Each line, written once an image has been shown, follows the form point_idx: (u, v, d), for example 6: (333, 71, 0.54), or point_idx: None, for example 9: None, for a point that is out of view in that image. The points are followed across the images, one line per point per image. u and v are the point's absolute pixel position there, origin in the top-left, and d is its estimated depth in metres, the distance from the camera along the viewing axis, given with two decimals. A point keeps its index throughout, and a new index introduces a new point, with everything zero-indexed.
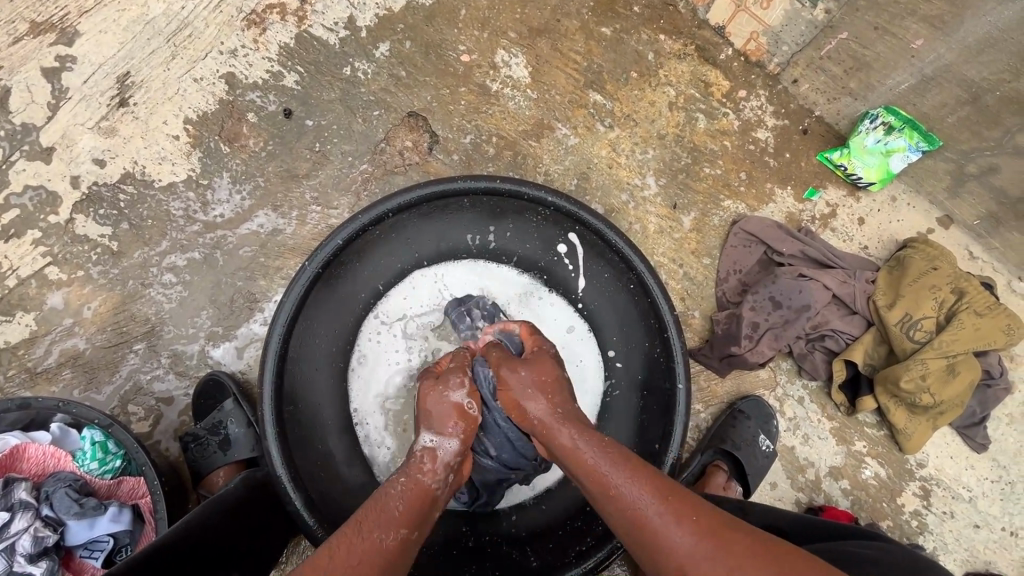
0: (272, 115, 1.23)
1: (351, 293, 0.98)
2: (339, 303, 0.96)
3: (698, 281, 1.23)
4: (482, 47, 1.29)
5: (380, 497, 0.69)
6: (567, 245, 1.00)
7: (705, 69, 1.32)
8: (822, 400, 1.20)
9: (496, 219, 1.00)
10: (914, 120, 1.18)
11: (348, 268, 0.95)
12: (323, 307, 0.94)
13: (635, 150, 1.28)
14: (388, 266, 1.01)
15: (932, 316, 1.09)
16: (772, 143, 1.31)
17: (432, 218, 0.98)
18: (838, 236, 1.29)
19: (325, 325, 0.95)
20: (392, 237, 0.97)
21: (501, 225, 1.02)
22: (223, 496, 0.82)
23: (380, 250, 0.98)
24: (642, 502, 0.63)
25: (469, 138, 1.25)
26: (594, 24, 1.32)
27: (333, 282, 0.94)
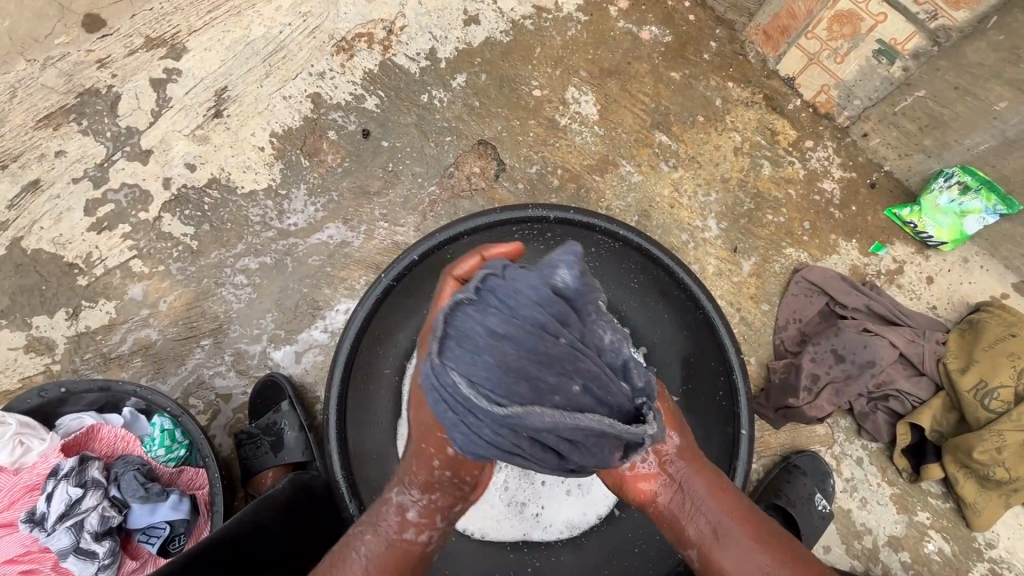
0: (351, 134, 1.30)
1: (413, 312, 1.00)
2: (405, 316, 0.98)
3: (755, 327, 1.21)
4: (554, 84, 1.35)
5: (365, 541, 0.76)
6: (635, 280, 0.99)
7: (772, 118, 1.34)
8: (883, 464, 1.14)
9: None
10: (992, 182, 1.16)
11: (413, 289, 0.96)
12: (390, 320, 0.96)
13: (697, 192, 1.29)
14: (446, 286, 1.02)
15: (1010, 385, 1.04)
16: (838, 195, 1.30)
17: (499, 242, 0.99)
18: (905, 293, 1.25)
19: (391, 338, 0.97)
20: None
21: None
22: (257, 521, 0.79)
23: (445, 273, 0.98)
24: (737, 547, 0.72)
25: (536, 169, 1.29)
26: (664, 68, 1.36)
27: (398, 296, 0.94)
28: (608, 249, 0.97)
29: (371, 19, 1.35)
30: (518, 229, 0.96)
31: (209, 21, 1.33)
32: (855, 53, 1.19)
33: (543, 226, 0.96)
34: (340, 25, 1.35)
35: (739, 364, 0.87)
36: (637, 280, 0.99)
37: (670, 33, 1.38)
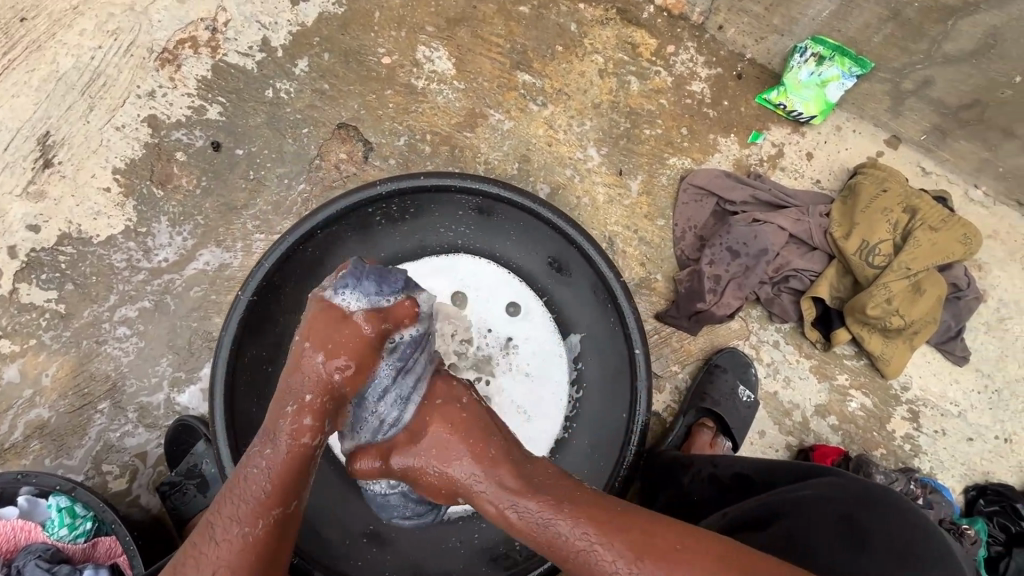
0: (201, 150, 1.21)
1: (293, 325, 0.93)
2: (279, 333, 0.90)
3: (655, 244, 1.22)
4: (401, 47, 1.28)
5: (242, 473, 0.63)
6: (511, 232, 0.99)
7: (630, 31, 1.31)
8: (798, 341, 1.18)
9: (436, 220, 0.99)
10: (842, 47, 1.18)
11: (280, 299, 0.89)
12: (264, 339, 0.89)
13: (572, 124, 1.27)
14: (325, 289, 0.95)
15: (889, 238, 1.08)
16: (708, 93, 1.30)
17: (364, 228, 0.95)
18: (788, 174, 1.27)
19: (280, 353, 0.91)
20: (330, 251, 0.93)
21: (436, 222, 1.00)
22: None
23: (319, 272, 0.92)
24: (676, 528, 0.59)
25: (404, 140, 1.24)
26: (511, 4, 1.31)
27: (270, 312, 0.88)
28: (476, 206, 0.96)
29: (189, 21, 1.24)
30: (376, 208, 0.92)
31: (8, 64, 1.20)
32: None
33: (403, 199, 0.93)
34: (157, 36, 1.23)
35: (621, 294, 0.89)
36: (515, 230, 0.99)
37: None
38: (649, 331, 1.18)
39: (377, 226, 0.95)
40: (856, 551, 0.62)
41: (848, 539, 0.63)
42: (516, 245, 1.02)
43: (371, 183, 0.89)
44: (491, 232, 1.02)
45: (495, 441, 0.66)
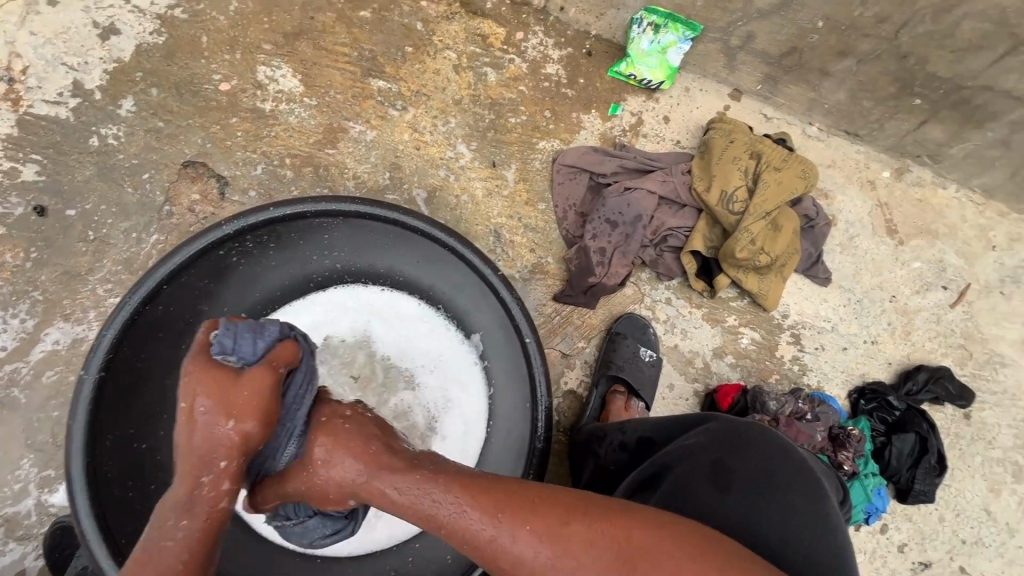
0: (24, 218, 1.07)
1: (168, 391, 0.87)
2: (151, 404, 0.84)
3: (541, 229, 1.24)
4: (238, 70, 1.20)
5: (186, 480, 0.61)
6: (387, 246, 0.98)
7: (477, 23, 1.31)
8: (687, 294, 1.26)
9: (307, 250, 0.96)
10: (673, 13, 1.25)
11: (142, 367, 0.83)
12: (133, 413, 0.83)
13: (436, 124, 1.25)
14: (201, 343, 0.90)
15: (742, 184, 1.17)
16: (564, 74, 1.33)
17: (224, 273, 0.89)
18: (651, 139, 1.34)
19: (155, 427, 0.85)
20: (190, 304, 0.87)
21: (306, 251, 0.96)
22: None
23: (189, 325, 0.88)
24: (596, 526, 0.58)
25: (261, 168, 1.16)
26: (350, 10, 1.27)
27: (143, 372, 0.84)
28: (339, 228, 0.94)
29: None
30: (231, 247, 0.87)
31: None
32: None
33: (257, 235, 0.88)
34: None
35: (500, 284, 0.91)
36: (390, 243, 0.97)
37: None
38: (551, 314, 1.20)
39: (237, 265, 0.90)
40: (722, 489, 0.69)
41: (717, 479, 0.70)
42: (395, 256, 1.00)
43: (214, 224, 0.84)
44: (365, 249, 0.99)
45: (377, 441, 0.68)
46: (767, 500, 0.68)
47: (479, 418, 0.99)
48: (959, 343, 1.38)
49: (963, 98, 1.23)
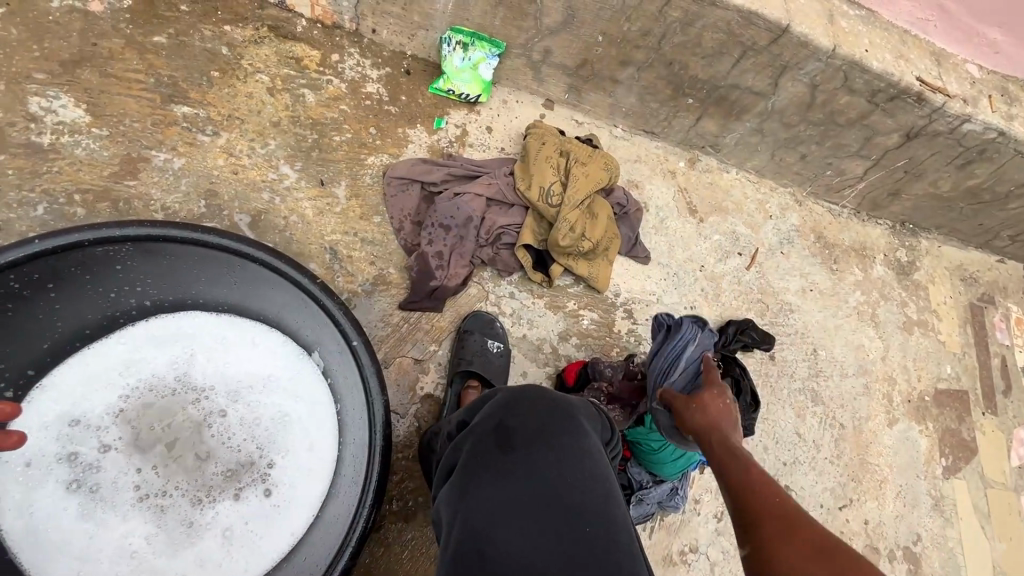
0: None
1: None
2: None
3: (379, 241, 1.25)
4: (3, 102, 1.06)
5: None
6: (193, 269, 0.97)
7: (289, 46, 1.31)
8: (528, 286, 1.35)
9: (108, 284, 0.92)
10: (477, 32, 1.36)
11: None
12: None
13: (254, 147, 1.22)
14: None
15: (557, 180, 1.30)
16: (385, 92, 1.37)
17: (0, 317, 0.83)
18: (477, 149, 1.43)
19: None
20: None
21: (105, 286, 0.92)
22: None
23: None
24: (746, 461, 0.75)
25: (43, 208, 1.04)
26: (142, 36, 1.20)
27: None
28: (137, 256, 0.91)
29: None
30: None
31: None
32: None
33: (35, 271, 0.83)
34: None
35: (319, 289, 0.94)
36: (200, 265, 0.95)
37: None
38: (399, 322, 1.21)
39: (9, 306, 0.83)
40: (505, 449, 0.75)
41: (500, 441, 0.76)
42: (209, 278, 0.98)
43: None
44: (171, 275, 0.96)
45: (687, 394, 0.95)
46: (546, 446, 0.75)
47: (325, 429, 1.00)
48: (758, 298, 1.65)
49: (722, 95, 1.49)
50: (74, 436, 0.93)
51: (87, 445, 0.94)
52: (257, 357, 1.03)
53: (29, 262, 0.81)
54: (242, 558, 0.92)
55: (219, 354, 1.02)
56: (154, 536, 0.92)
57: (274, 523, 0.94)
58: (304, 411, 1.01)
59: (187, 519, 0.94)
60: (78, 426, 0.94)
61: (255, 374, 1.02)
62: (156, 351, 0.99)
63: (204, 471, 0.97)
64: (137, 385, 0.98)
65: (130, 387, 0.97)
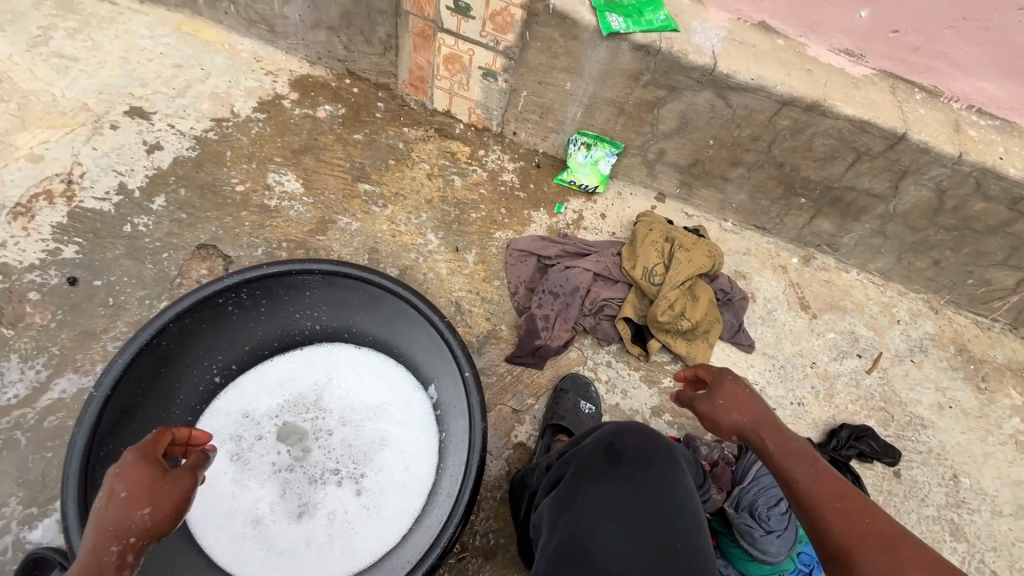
0: (57, 287, 1.27)
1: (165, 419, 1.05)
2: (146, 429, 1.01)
3: (496, 301, 1.45)
4: (253, 176, 1.49)
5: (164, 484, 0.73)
6: (359, 307, 1.18)
7: (448, 143, 1.66)
8: (626, 358, 1.43)
9: (293, 308, 1.16)
10: (600, 135, 1.59)
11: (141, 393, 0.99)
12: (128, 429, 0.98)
13: (411, 218, 1.52)
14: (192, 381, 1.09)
15: (660, 262, 1.42)
16: (517, 181, 1.64)
17: (220, 320, 1.08)
18: (590, 231, 1.61)
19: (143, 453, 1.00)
20: (193, 347, 1.06)
21: (290, 307, 1.16)
22: None
23: (184, 366, 1.07)
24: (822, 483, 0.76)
25: (261, 250, 1.40)
26: (347, 134, 1.61)
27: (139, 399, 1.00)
28: (319, 288, 1.14)
29: (45, 177, 1.39)
30: (229, 300, 1.07)
31: None
32: (472, 80, 1.56)
33: (251, 289, 1.08)
34: (10, 194, 1.35)
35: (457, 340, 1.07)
36: (359, 300, 1.16)
37: (342, 107, 1.65)
38: (503, 374, 1.36)
39: (229, 312, 1.08)
40: (614, 464, 0.82)
41: (610, 457, 0.83)
42: (362, 314, 1.20)
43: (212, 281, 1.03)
44: (336, 308, 1.19)
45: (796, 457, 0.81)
46: (654, 468, 0.82)
47: (426, 456, 1.15)
48: (880, 405, 1.53)
49: (837, 196, 1.52)
50: (241, 422, 1.15)
51: (248, 431, 1.15)
52: (383, 385, 1.22)
53: (252, 281, 1.06)
54: (342, 554, 1.07)
55: (353, 380, 1.22)
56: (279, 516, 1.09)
57: (373, 530, 1.09)
58: (412, 438, 1.18)
59: (306, 509, 1.10)
60: (246, 421, 1.15)
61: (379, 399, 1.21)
62: (310, 371, 1.22)
63: (320, 465, 1.15)
64: (290, 396, 1.19)
65: (287, 397, 1.19)
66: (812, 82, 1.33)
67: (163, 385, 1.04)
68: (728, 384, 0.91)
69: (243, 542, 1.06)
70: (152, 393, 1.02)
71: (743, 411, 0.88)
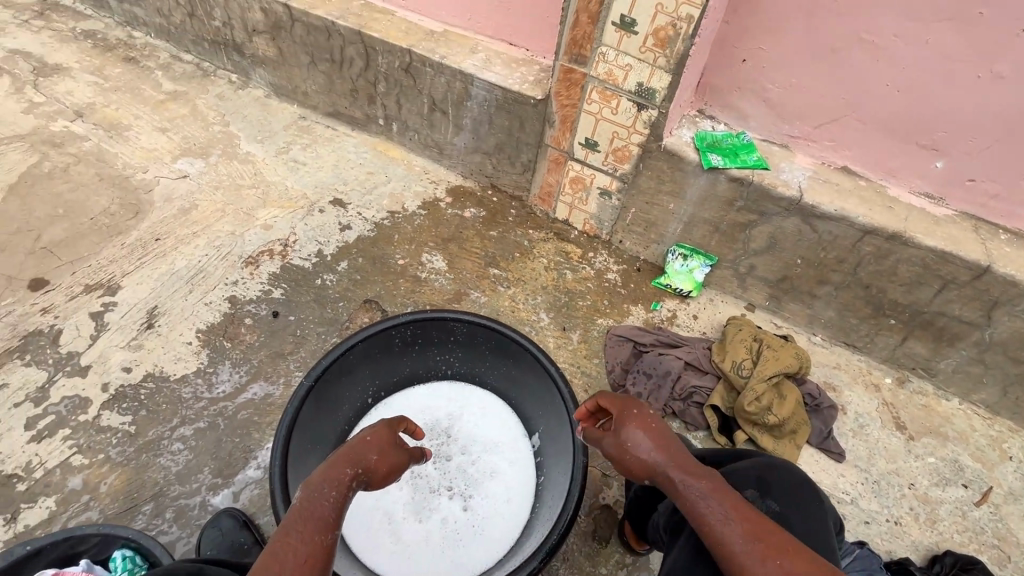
0: (264, 317, 1.69)
1: (335, 418, 1.35)
2: (322, 422, 1.31)
3: (594, 375, 1.66)
4: (411, 254, 1.91)
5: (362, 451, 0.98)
6: (490, 356, 1.43)
7: (564, 244, 2.01)
8: (712, 445, 1.53)
9: (438, 350, 1.46)
10: (696, 248, 1.85)
11: (327, 391, 1.30)
12: (315, 418, 1.28)
13: (528, 299, 1.83)
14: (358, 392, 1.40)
15: (748, 358, 1.56)
16: (620, 280, 1.92)
17: (386, 350, 1.40)
18: (682, 328, 1.81)
19: (320, 438, 1.30)
20: (365, 367, 1.38)
21: (437, 349, 1.45)
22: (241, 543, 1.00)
23: (355, 380, 1.38)
24: (724, 516, 0.82)
25: (410, 309, 1.76)
26: (485, 231, 2.02)
27: (325, 395, 1.31)
28: (461, 338, 1.42)
29: (271, 240, 1.90)
30: (396, 334, 1.38)
31: (139, 264, 1.76)
32: (591, 197, 1.93)
33: (414, 328, 1.38)
34: (247, 249, 1.86)
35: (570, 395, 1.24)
36: (488, 351, 1.42)
37: (483, 210, 2.09)
38: None
39: (395, 344, 1.40)
40: (763, 492, 0.95)
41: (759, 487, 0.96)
42: (490, 364, 1.45)
43: (390, 319, 1.35)
44: (470, 357, 1.47)
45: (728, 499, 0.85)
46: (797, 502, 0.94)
47: (525, 492, 1.36)
48: (992, 542, 1.45)
49: (927, 321, 1.62)
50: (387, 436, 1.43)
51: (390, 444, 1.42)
52: (497, 428, 1.46)
53: (416, 323, 1.37)
54: (452, 562, 1.27)
55: (474, 415, 1.48)
56: (403, 518, 1.33)
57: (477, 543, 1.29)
58: (517, 476, 1.39)
59: (424, 515, 1.34)
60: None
61: (491, 439, 1.45)
62: (441, 403, 1.50)
63: (439, 482, 1.39)
64: (427, 418, 1.46)
65: (422, 421, 1.46)
66: (892, 216, 1.53)
67: (341, 390, 1.35)
68: (634, 431, 0.97)
69: (375, 530, 1.30)
70: (332, 394, 1.32)
71: (654, 451, 0.94)
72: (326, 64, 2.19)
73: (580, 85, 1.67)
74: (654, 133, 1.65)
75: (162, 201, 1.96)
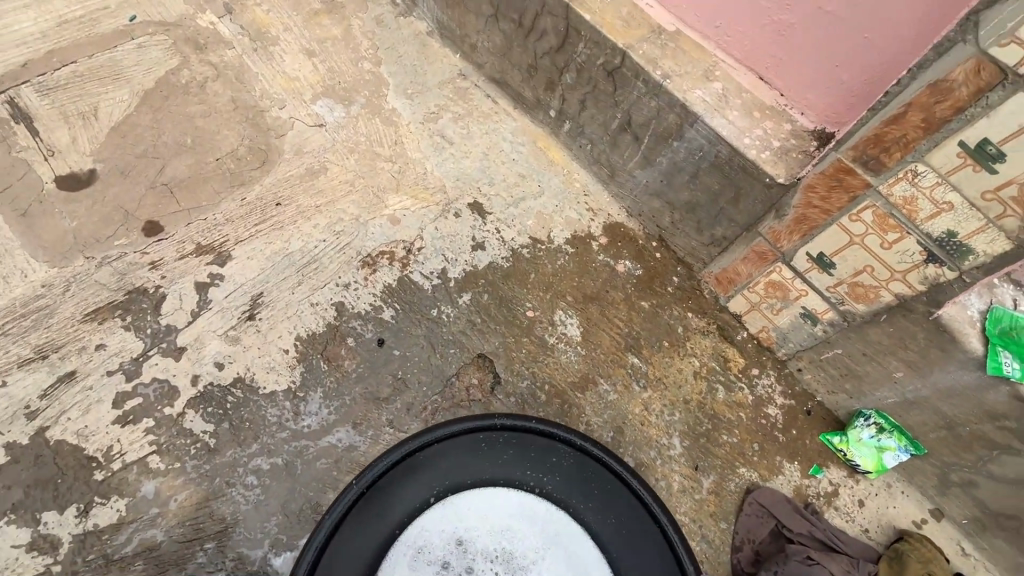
0: (367, 341, 1.48)
1: (374, 522, 0.93)
2: (360, 522, 0.93)
3: (715, 544, 1.39)
4: (544, 306, 1.60)
5: None
6: (599, 500, 0.98)
7: (725, 346, 1.61)
8: None
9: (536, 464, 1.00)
10: (901, 427, 1.41)
11: (390, 487, 0.96)
12: (359, 512, 0.94)
13: (663, 411, 1.50)
14: (421, 486, 0.96)
15: None
16: (781, 419, 1.53)
17: (473, 451, 1.00)
18: (840, 514, 1.44)
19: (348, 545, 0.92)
20: (437, 461, 0.99)
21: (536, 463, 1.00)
22: None
23: (422, 469, 0.98)
24: None
25: (526, 382, 1.49)
26: (636, 297, 1.65)
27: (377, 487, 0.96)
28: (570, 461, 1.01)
29: (394, 239, 1.64)
30: (487, 434, 1.01)
31: (254, 232, 1.57)
32: (786, 310, 1.48)
33: (515, 435, 1.02)
34: (367, 244, 1.61)
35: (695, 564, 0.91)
36: (602, 500, 0.98)
37: (640, 267, 1.70)
38: None
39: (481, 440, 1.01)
40: None
41: None
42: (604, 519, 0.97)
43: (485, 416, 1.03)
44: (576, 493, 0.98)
45: None
46: None
47: None
48: None
49: None
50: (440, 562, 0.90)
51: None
52: None
53: (510, 428, 1.02)
54: None
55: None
56: None
57: None
58: None
59: None
60: (455, 547, 0.91)
61: None
62: (525, 533, 0.93)
63: None
64: (506, 546, 0.92)
65: (496, 550, 0.91)
66: None
67: (394, 488, 0.96)
68: None
69: None
70: (386, 490, 0.96)
71: None
72: (509, 26, 1.74)
73: (852, 193, 1.17)
74: (928, 294, 1.17)
75: (292, 153, 1.72)
